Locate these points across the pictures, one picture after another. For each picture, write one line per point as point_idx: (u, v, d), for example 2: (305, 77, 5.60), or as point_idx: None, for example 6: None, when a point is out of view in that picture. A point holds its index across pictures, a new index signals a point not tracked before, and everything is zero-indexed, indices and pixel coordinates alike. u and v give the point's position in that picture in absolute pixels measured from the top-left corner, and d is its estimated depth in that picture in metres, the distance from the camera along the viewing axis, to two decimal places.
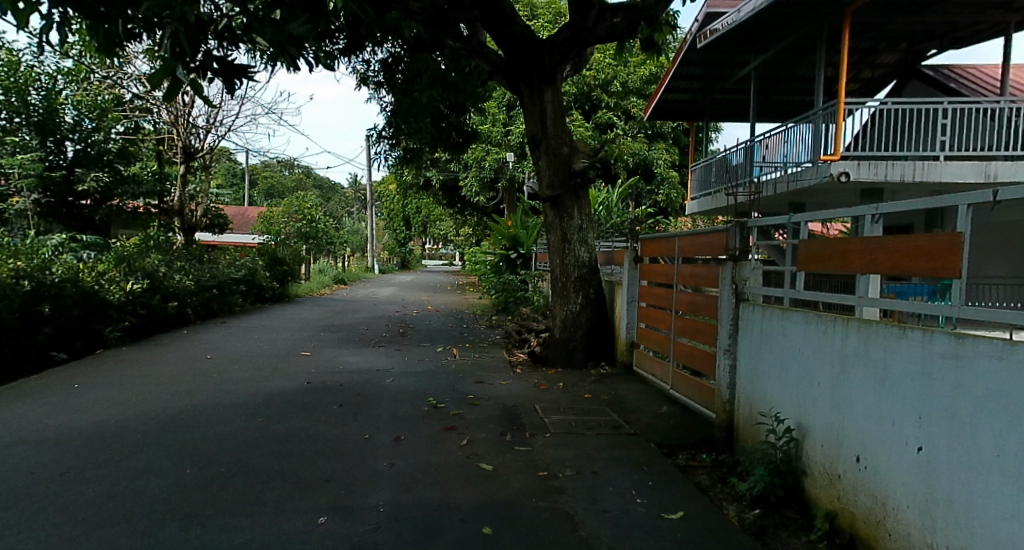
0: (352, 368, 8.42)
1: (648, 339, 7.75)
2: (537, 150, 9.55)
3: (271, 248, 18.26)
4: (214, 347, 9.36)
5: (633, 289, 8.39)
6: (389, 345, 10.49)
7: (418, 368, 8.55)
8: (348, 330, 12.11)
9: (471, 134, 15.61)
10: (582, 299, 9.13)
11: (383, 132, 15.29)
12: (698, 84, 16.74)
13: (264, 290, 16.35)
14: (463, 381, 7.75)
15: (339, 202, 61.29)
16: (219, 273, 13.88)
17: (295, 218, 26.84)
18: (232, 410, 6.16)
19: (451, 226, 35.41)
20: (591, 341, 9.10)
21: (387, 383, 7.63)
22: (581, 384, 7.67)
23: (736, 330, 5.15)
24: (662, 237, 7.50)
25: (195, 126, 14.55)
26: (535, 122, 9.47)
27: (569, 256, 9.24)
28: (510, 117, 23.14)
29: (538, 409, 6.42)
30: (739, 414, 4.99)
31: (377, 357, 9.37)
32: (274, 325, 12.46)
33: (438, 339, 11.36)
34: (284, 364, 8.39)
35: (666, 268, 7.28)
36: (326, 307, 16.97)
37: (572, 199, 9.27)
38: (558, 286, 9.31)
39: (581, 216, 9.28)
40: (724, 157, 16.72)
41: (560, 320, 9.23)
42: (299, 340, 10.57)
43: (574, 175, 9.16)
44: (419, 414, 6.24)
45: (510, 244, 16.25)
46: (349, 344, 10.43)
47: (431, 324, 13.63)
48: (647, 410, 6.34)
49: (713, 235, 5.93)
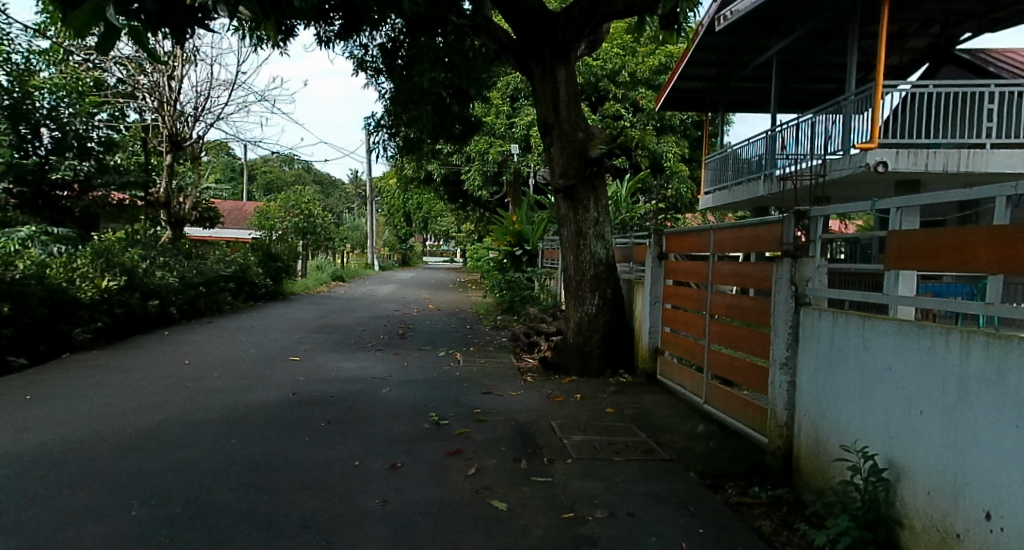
0: (346, 375, 7.60)
1: (676, 347, 6.94)
2: (548, 136, 8.71)
3: (265, 244, 17.42)
4: (196, 351, 8.55)
5: (655, 289, 7.56)
6: (387, 349, 9.67)
7: (419, 376, 7.74)
8: (343, 332, 11.30)
9: (475, 124, 14.75)
10: (599, 299, 8.33)
11: (383, 121, 14.44)
12: (713, 72, 15.88)
13: (257, 288, 15.55)
14: (469, 392, 6.94)
15: (340, 198, 60.55)
16: (207, 270, 13.08)
17: (292, 213, 26.05)
18: (203, 428, 5.35)
19: (453, 222, 34.60)
20: (608, 347, 8.27)
21: (383, 393, 6.83)
22: (601, 396, 6.87)
23: (797, 341, 4.32)
24: (691, 232, 6.68)
25: (183, 113, 13.75)
26: (546, 105, 8.65)
27: (584, 252, 8.43)
28: (514, 109, 22.32)
29: (556, 428, 5.62)
30: (802, 443, 4.17)
31: (374, 362, 8.55)
32: (264, 326, 11.64)
33: (440, 342, 10.54)
34: (271, 371, 7.57)
35: (698, 267, 6.46)
36: (323, 306, 16.15)
37: (587, 191, 8.48)
38: (572, 286, 8.51)
39: (598, 209, 8.50)
40: (742, 148, 15.88)
41: (574, 323, 8.42)
42: (289, 343, 9.76)
43: (590, 163, 8.40)
44: (419, 434, 5.43)
45: (515, 240, 15.42)
46: (343, 348, 9.61)
47: (432, 325, 12.82)
48: (681, 429, 5.53)
49: (760, 228, 5.10)
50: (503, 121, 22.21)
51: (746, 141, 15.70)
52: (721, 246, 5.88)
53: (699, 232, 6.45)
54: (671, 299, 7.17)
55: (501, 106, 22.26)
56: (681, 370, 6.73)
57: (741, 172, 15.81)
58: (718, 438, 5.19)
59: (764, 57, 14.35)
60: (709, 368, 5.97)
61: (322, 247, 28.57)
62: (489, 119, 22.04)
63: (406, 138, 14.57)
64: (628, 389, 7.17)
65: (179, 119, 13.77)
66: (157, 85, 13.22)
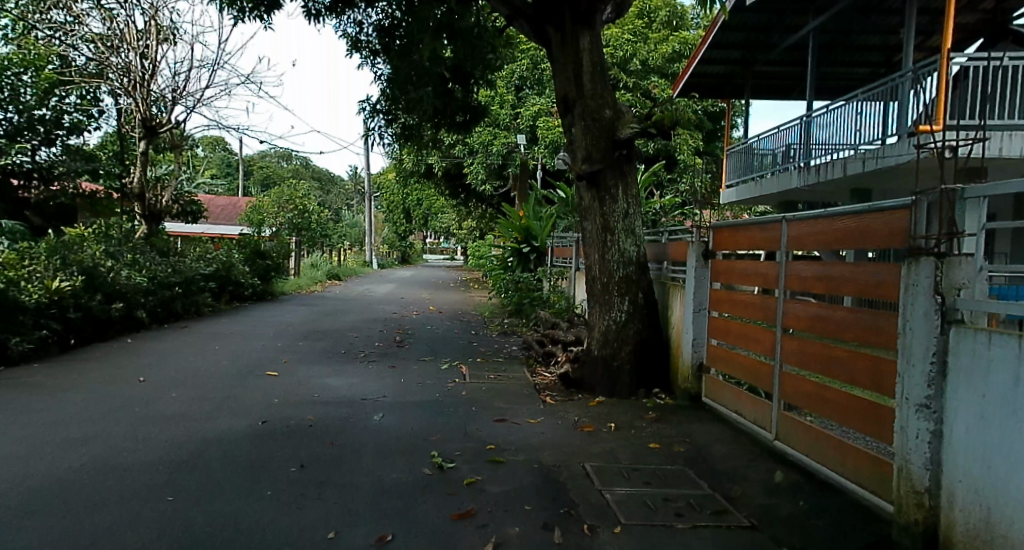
0: (332, 396, 6.37)
1: (732, 366, 5.70)
2: (569, 115, 7.49)
3: (254, 240, 16.20)
4: (158, 364, 7.32)
5: (701, 293, 6.33)
6: (381, 360, 8.44)
7: (419, 396, 6.51)
8: (333, 339, 10.06)
9: (479, 111, 13.45)
10: (629, 305, 7.12)
11: (379, 104, 13.11)
12: (737, 54, 14.62)
13: (243, 288, 14.34)
14: (480, 420, 5.71)
15: (339, 194, 59.19)
16: (184, 268, 11.91)
17: (286, 208, 24.78)
18: (138, 477, 4.16)
19: (454, 218, 33.38)
20: (640, 361, 7.05)
21: (375, 420, 5.63)
22: (640, 424, 5.64)
23: (947, 374, 3.06)
24: (752, 224, 5.44)
25: (158, 95, 12.46)
26: (565, 77, 7.44)
27: (612, 250, 7.23)
28: (519, 98, 21.19)
29: (592, 475, 4.42)
30: (958, 524, 2.96)
31: (366, 378, 7.32)
32: (245, 331, 10.41)
33: (442, 351, 9.29)
34: (241, 391, 6.33)
35: (762, 267, 5.22)
36: (316, 307, 14.93)
37: (615, 177, 7.27)
38: (597, 289, 7.32)
39: (627, 198, 7.30)
40: (772, 137, 14.67)
41: (599, 333, 7.21)
42: (271, 352, 8.54)
43: (619, 145, 7.20)
44: (417, 484, 4.23)
45: (523, 236, 14.41)
46: (331, 358, 8.38)
47: (433, 330, 11.60)
48: (755, 479, 4.32)
49: (870, 218, 3.86)
50: (507, 111, 21.02)
51: (775, 129, 14.50)
52: (799, 241, 4.64)
53: (765, 224, 5.22)
54: (724, 306, 5.94)
55: (506, 95, 21.06)
56: (738, 394, 5.50)
57: (772, 163, 14.59)
58: (811, 493, 3.98)
59: (797, 35, 13.11)
60: (782, 396, 4.75)
61: (319, 244, 27.31)
62: (493, 109, 20.89)
63: (404, 124, 13.27)
64: (669, 414, 5.94)
65: (154, 102, 12.48)
66: (129, 64, 11.83)
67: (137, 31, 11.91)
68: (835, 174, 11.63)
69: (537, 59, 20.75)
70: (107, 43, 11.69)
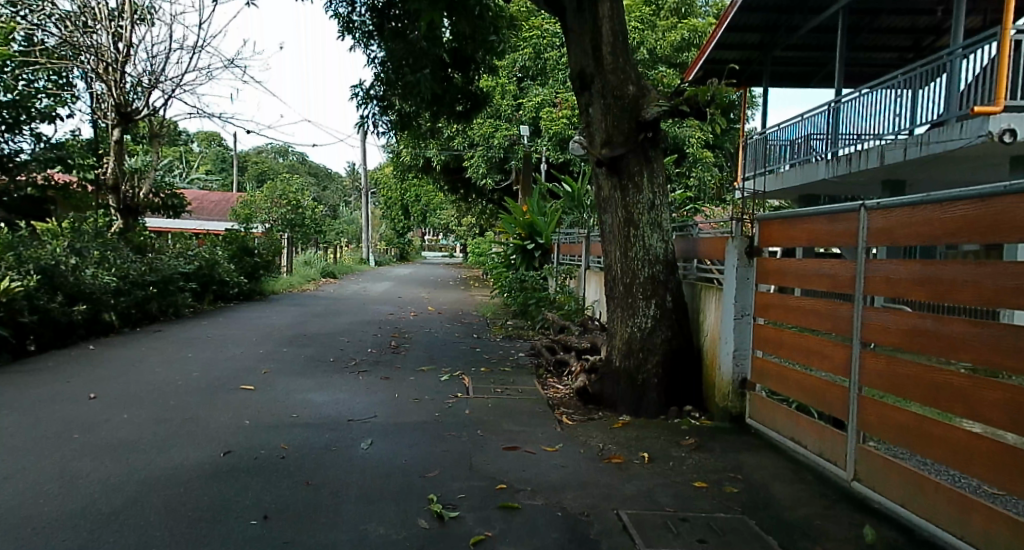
0: (314, 417, 5.46)
1: (785, 383, 4.82)
2: (585, 92, 6.60)
3: (242, 236, 15.30)
4: (116, 377, 6.40)
5: (744, 296, 5.44)
6: (373, 371, 7.52)
7: (415, 417, 5.60)
8: (321, 344, 9.15)
9: (481, 99, 12.55)
10: (656, 310, 6.24)
11: (373, 90, 12.10)
12: (756, 38, 13.70)
13: (228, 287, 13.42)
14: (487, 449, 4.79)
15: (336, 190, 58.20)
16: (162, 265, 10.99)
17: (280, 203, 23.75)
18: (51, 538, 3.25)
19: (454, 214, 32.43)
20: (670, 375, 6.15)
21: (361, 449, 4.71)
22: (679, 454, 4.74)
23: None
24: (812, 215, 4.56)
25: (133, 82, 11.60)
26: (581, 50, 6.55)
27: (636, 246, 6.34)
28: (521, 89, 20.48)
29: (632, 529, 3.51)
30: None
31: (354, 394, 6.40)
32: (225, 335, 9.49)
33: (441, 359, 8.38)
34: (206, 411, 5.42)
35: (828, 267, 4.34)
36: (307, 307, 14.03)
37: (639, 163, 6.37)
38: (619, 291, 6.44)
39: (653, 188, 6.39)
40: (795, 125, 13.77)
41: (621, 342, 6.33)
42: (250, 361, 7.62)
43: (644, 126, 6.30)
44: (408, 544, 3.31)
45: (526, 233, 13.82)
46: (317, 369, 7.46)
47: (432, 334, 10.71)
48: (838, 537, 3.43)
49: (1010, 203, 3.09)
50: (509, 102, 20.14)
51: (797, 118, 13.60)
52: (885, 235, 3.77)
53: (831, 215, 4.34)
54: (773, 312, 5.07)
55: (507, 85, 20.18)
56: (793, 417, 4.62)
57: (795, 154, 13.68)
58: None
59: (823, 16, 12.19)
60: (857, 427, 3.89)
61: (313, 242, 26.35)
62: (494, 100, 19.96)
63: (400, 112, 12.20)
64: (710, 441, 5.04)
65: (128, 89, 11.56)
66: (100, 45, 10.99)
67: (110, 11, 11.06)
68: (873, 163, 10.74)
69: (540, 48, 19.99)
70: (77, 22, 10.81)
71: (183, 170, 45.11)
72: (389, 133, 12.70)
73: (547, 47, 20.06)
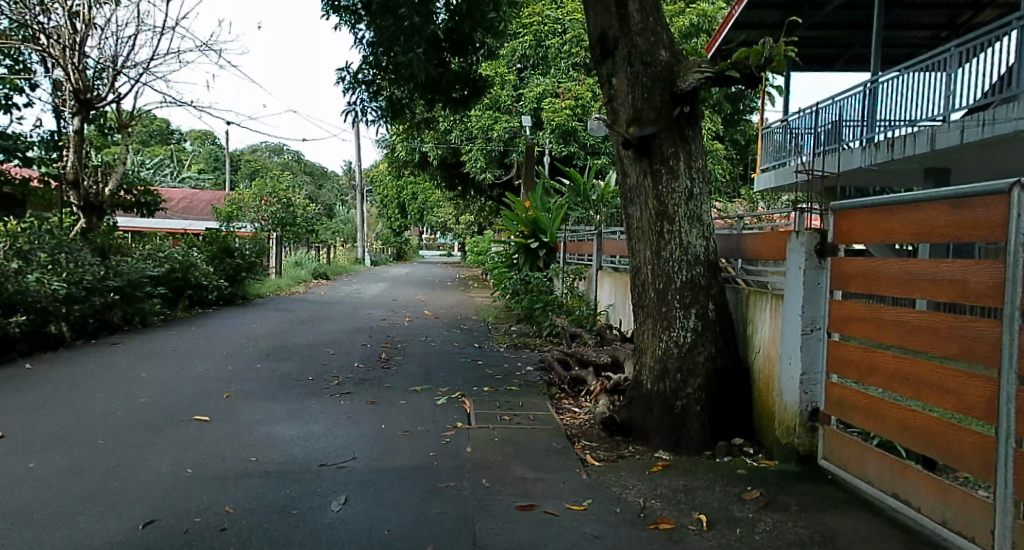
0: (277, 463, 4.35)
1: (875, 420, 3.77)
2: (608, 59, 5.53)
3: (222, 235, 14.19)
4: (42, 406, 5.31)
5: (814, 306, 4.36)
6: (357, 393, 6.41)
7: (403, 459, 4.50)
8: (301, 358, 8.04)
9: (482, 86, 11.40)
10: (696, 321, 5.16)
11: (361, 74, 10.71)
12: (777, 16, 12.59)
13: (205, 292, 12.33)
14: (495, 510, 3.69)
15: (332, 189, 56.98)
16: (127, 268, 9.88)
17: (269, 201, 22.60)
18: None
19: (452, 212, 31.29)
20: (716, 401, 5.06)
21: (331, 512, 3.62)
22: (746, 514, 3.66)
23: None
24: (915, 200, 3.51)
25: (96, 66, 10.43)
26: (601, 8, 5.49)
27: (670, 244, 5.27)
28: (522, 79, 19.40)
29: None
30: None
31: (331, 426, 5.29)
32: (193, 347, 8.38)
33: (437, 376, 7.27)
34: (140, 457, 4.30)
35: (950, 269, 3.27)
36: (293, 313, 12.93)
37: (674, 144, 5.30)
38: (650, 299, 5.37)
39: (691, 173, 5.32)
40: (828, 108, 12.69)
41: (655, 360, 5.25)
42: (213, 381, 6.51)
43: (680, 99, 5.23)
44: None
45: (530, 230, 12.78)
46: (291, 391, 6.35)
47: (427, 343, 9.61)
48: None
49: None
50: (508, 93, 19.08)
51: (830, 100, 12.54)
52: None
53: (952, 202, 3.30)
54: (856, 327, 3.99)
55: (507, 75, 19.07)
56: (897, 467, 3.58)
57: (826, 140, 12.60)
58: None
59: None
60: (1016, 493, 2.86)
61: (305, 242, 25.22)
62: (494, 90, 18.82)
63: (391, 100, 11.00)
64: (781, 492, 3.94)
65: (89, 74, 10.38)
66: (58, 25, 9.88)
67: None
68: (922, 148, 9.75)
69: (540, 36, 19.05)
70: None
71: (172, 169, 44.07)
72: (379, 124, 11.41)
73: (548, 34, 19.09)
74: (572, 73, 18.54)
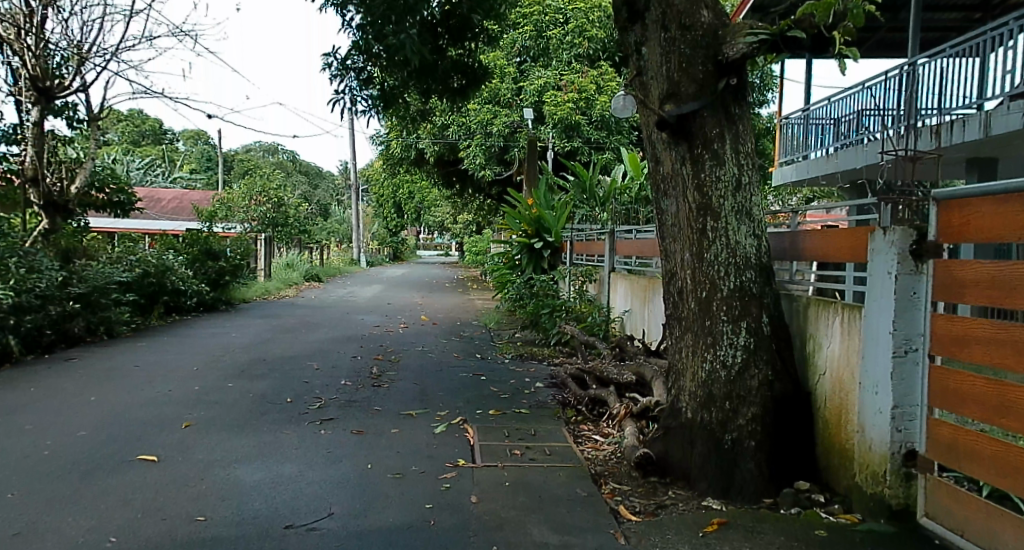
0: (231, 525, 3.43)
1: (1007, 478, 2.90)
2: (640, 23, 4.63)
3: (205, 237, 13.26)
4: None
5: (910, 322, 3.45)
6: (342, 419, 5.51)
7: (392, 516, 3.59)
8: (281, 374, 7.13)
9: (481, 74, 10.44)
10: (747, 338, 4.25)
11: (351, 58, 9.54)
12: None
13: (184, 298, 11.43)
14: None
15: (328, 189, 56.01)
16: (93, 273, 8.97)
17: (259, 201, 21.54)
18: None
19: (450, 211, 30.38)
20: (772, 435, 4.15)
21: None
22: None
23: None
24: None
25: (55, 51, 9.46)
26: None
27: (714, 245, 4.36)
28: (522, 72, 18.52)
29: None
30: None
31: (307, 466, 4.38)
32: (161, 362, 7.48)
33: (435, 397, 6.35)
34: (57, 521, 3.40)
35: None
36: (280, 319, 12.02)
37: (718, 124, 4.40)
38: (690, 310, 4.46)
39: (739, 158, 4.41)
40: (856, 95, 11.67)
41: (696, 383, 4.34)
42: (175, 406, 5.62)
43: (727, 68, 4.32)
44: None
45: (533, 229, 11.84)
46: (263, 418, 5.43)
47: (424, 354, 8.71)
48: None
49: None
50: (508, 86, 18.20)
51: (860, 85, 11.49)
52: None
53: None
54: (980, 353, 3.07)
55: (507, 67, 18.15)
56: None
57: (855, 131, 11.63)
58: None
59: None
60: None
61: (298, 243, 24.26)
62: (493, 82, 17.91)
63: (383, 89, 9.96)
64: None
65: (49, 61, 9.44)
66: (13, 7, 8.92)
67: None
68: (974, 135, 8.82)
69: (542, 26, 18.26)
70: None
71: (164, 170, 43.07)
72: (370, 115, 10.35)
73: (550, 24, 18.31)
74: (574, 65, 17.65)
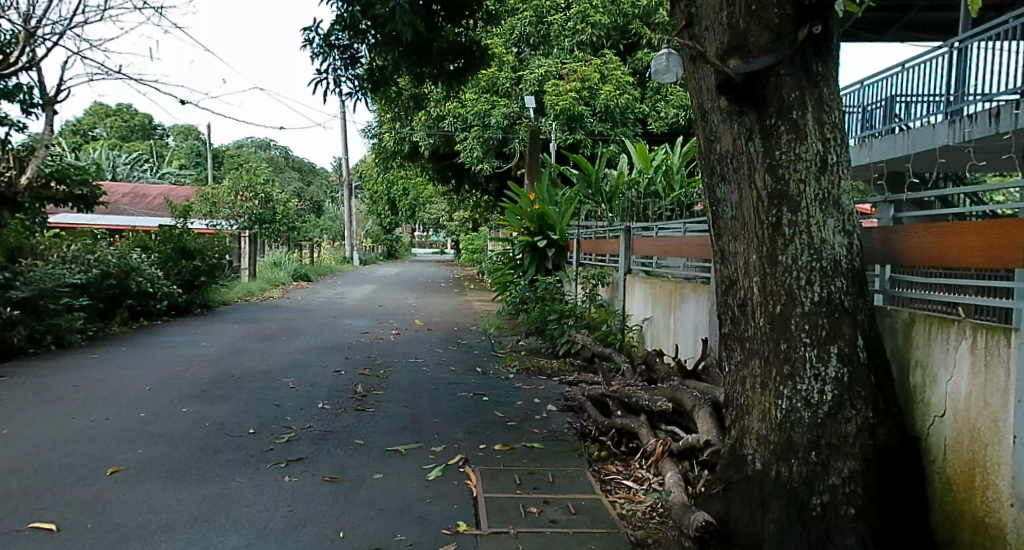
0: None
1: None
2: None
3: (179, 234, 12.17)
4: None
5: None
6: (314, 459, 4.46)
7: None
8: (248, 395, 6.06)
9: (479, 56, 9.34)
10: (840, 367, 3.20)
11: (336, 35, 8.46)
12: None
13: (153, 301, 10.37)
14: None
15: (322, 186, 54.91)
16: (40, 275, 7.93)
17: (245, 196, 20.43)
18: None
19: (445, 207, 29.31)
20: (878, 498, 3.12)
21: None
22: None
23: None
24: None
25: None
26: None
27: (793, 244, 3.31)
28: (521, 60, 17.46)
29: None
30: None
31: (257, 535, 3.34)
32: (111, 379, 6.45)
33: (429, 425, 5.29)
34: None
35: None
36: (259, 323, 10.95)
37: (798, 86, 3.34)
38: (758, 329, 3.41)
39: (824, 131, 3.35)
40: (890, 79, 10.60)
41: (770, 426, 3.30)
42: (109, 440, 4.59)
43: (812, 11, 3.25)
44: None
45: (536, 226, 10.96)
46: (215, 459, 4.38)
47: (416, 367, 7.65)
48: None
49: None
50: (507, 75, 17.11)
51: (896, 67, 10.41)
52: None
53: None
54: None
55: (505, 55, 17.10)
56: None
57: (889, 118, 10.58)
58: None
59: None
60: None
61: (286, 240, 23.16)
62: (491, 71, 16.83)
63: (371, 70, 8.86)
64: None
65: None
66: None
67: None
68: None
69: (541, 11, 17.23)
70: None
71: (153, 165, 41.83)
72: (357, 98, 9.27)
73: (550, 10, 17.21)
74: (577, 52, 16.58)
